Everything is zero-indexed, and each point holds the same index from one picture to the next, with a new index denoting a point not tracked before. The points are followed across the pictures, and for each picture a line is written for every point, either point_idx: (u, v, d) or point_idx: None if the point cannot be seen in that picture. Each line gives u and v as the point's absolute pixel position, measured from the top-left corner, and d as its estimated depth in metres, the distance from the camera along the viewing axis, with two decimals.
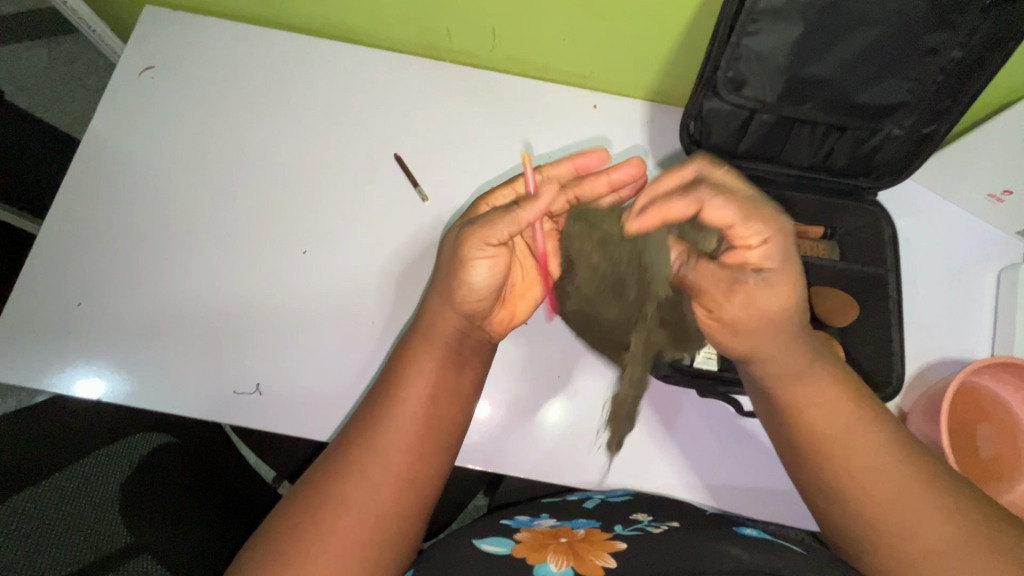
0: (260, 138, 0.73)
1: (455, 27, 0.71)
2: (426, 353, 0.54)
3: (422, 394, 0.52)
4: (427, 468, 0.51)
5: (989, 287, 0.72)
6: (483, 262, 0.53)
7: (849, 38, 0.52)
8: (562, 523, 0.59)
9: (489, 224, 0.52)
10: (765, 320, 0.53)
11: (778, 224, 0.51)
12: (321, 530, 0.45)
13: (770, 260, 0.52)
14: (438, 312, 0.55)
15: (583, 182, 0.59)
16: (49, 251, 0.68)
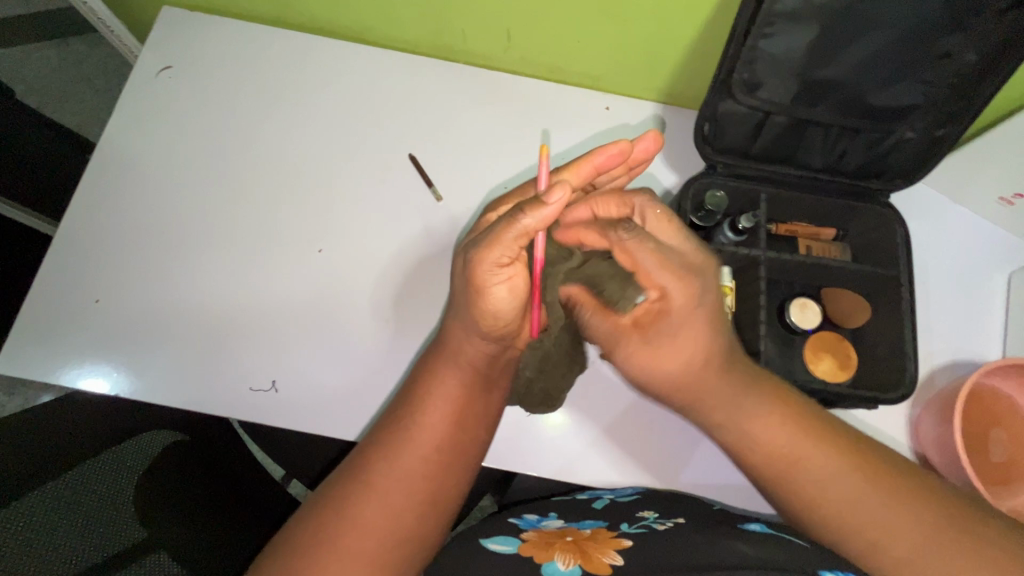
0: (275, 137, 0.74)
1: (470, 29, 0.72)
2: (450, 373, 0.53)
3: (444, 414, 0.52)
4: (447, 487, 0.51)
5: (1000, 290, 0.72)
6: (499, 286, 0.51)
7: (864, 41, 0.53)
8: (569, 524, 0.59)
9: (492, 245, 0.48)
10: (683, 380, 0.50)
11: (691, 287, 0.47)
12: (337, 541, 0.45)
13: (666, 317, 0.48)
14: (463, 337, 0.54)
15: (580, 162, 0.53)
16: (67, 249, 0.69)
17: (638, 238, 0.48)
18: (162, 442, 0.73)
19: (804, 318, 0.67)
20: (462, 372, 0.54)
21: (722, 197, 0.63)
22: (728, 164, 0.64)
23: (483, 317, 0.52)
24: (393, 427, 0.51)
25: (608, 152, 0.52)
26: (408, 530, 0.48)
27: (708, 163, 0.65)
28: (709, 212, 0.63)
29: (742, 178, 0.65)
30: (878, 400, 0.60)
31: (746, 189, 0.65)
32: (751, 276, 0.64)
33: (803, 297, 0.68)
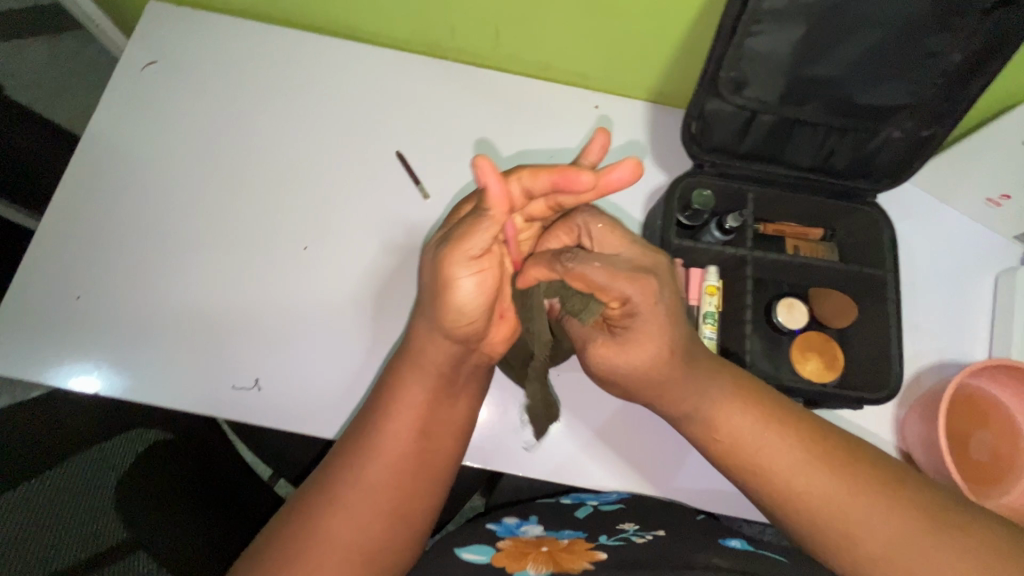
0: (262, 133, 0.73)
1: (459, 27, 0.71)
2: (415, 384, 0.53)
3: (409, 426, 0.52)
4: (414, 500, 0.51)
5: (986, 290, 0.72)
6: (466, 277, 0.50)
7: (850, 39, 0.52)
8: (547, 533, 0.59)
9: (459, 240, 0.48)
10: (636, 373, 0.51)
11: (647, 286, 0.48)
12: (304, 559, 0.46)
13: (630, 317, 0.49)
14: (426, 337, 0.53)
15: (544, 170, 0.47)
16: (50, 245, 0.68)
17: (586, 264, 0.48)
18: (144, 442, 0.72)
19: (792, 318, 0.67)
20: (426, 376, 0.53)
21: (709, 196, 0.63)
22: (717, 162, 0.64)
23: (448, 310, 0.51)
24: (372, 428, 0.51)
25: (572, 176, 0.45)
26: (377, 542, 0.49)
27: (696, 161, 0.64)
28: (695, 211, 0.63)
29: (730, 177, 0.64)
30: (864, 400, 0.60)
31: (735, 188, 0.65)
32: (738, 276, 0.65)
33: (790, 298, 0.68)
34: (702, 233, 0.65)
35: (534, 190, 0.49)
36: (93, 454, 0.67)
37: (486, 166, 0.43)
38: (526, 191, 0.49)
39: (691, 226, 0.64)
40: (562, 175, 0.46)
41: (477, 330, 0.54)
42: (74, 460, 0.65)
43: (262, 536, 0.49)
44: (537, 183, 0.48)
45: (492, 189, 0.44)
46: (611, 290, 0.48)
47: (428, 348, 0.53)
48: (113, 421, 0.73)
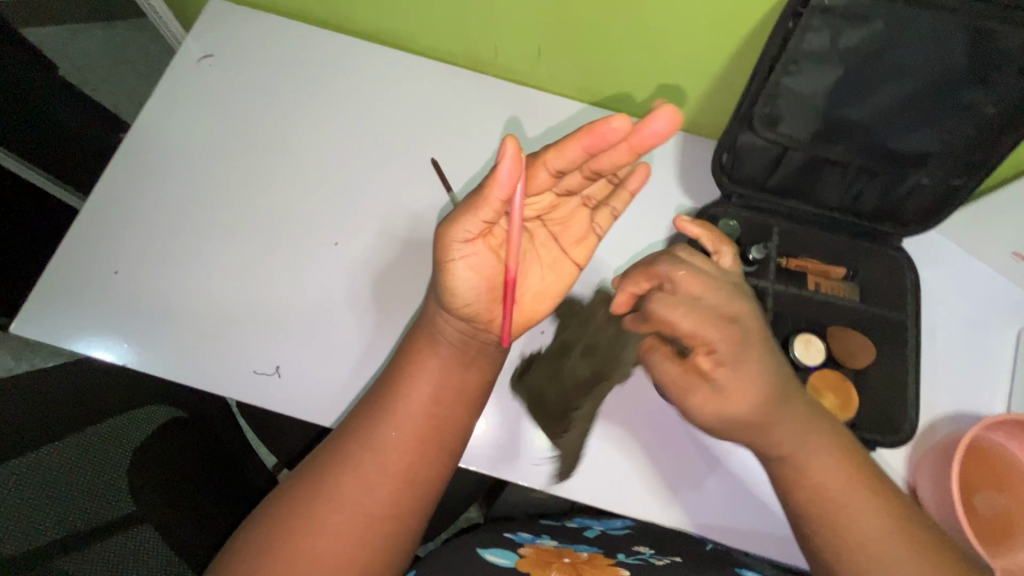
0: (304, 131, 0.76)
1: (501, 44, 0.74)
2: (428, 351, 0.55)
3: (423, 390, 0.54)
4: (426, 465, 0.52)
5: (1008, 344, 0.72)
6: (461, 262, 0.52)
7: (886, 85, 0.54)
8: (564, 546, 0.62)
9: (457, 218, 0.50)
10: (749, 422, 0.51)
11: (730, 331, 0.51)
12: (316, 515, 0.48)
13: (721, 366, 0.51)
14: (438, 316, 0.56)
15: (570, 139, 0.48)
16: (94, 223, 0.71)
17: (669, 311, 0.51)
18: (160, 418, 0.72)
19: (808, 355, 0.66)
20: (438, 349, 0.55)
21: (735, 226, 0.64)
22: (743, 194, 0.64)
23: (446, 293, 0.53)
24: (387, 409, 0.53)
25: (599, 132, 0.46)
26: (385, 506, 0.50)
27: (724, 192, 0.65)
28: None
29: (757, 210, 0.65)
30: (875, 442, 0.60)
31: (760, 221, 0.65)
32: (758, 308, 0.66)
33: (808, 334, 0.67)
34: None
35: (561, 168, 0.51)
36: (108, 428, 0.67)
37: (507, 150, 0.44)
38: (554, 171, 0.51)
39: None
40: (590, 135, 0.47)
41: (479, 316, 0.55)
42: (100, 426, 0.67)
43: (276, 494, 0.51)
44: (565, 160, 0.50)
45: (501, 166, 0.45)
46: (697, 334, 0.51)
47: (440, 324, 0.56)
48: (133, 391, 0.74)
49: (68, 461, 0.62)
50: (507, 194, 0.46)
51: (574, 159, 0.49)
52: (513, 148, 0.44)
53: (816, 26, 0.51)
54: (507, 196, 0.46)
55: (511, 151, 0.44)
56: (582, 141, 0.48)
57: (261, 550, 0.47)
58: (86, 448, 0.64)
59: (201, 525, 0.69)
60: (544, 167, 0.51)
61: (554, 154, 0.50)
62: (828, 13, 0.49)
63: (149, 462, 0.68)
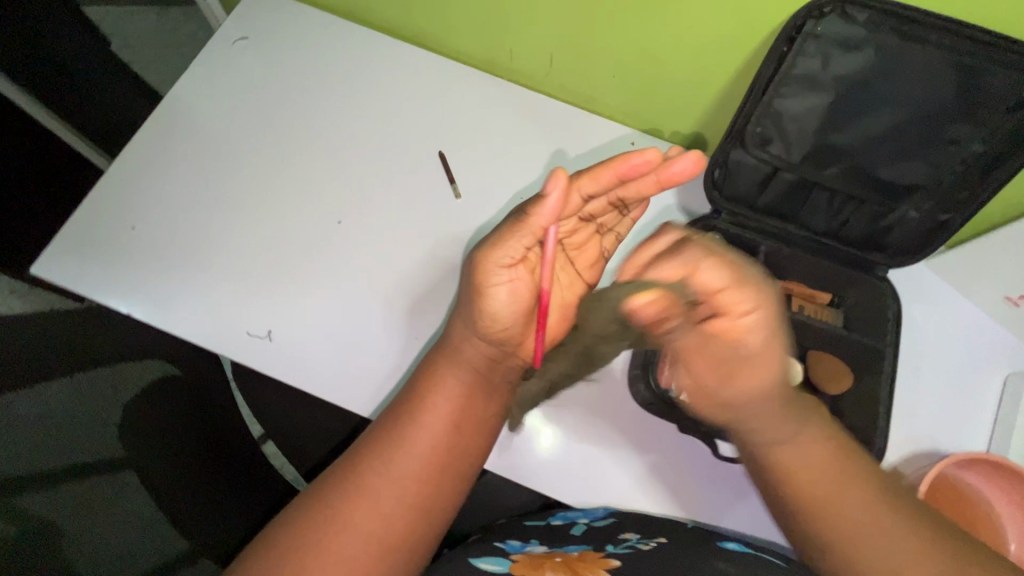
0: (323, 113, 0.80)
1: (517, 49, 0.77)
2: (451, 376, 0.57)
3: (442, 416, 0.55)
4: (437, 497, 0.53)
5: (995, 388, 0.71)
6: (500, 285, 0.56)
7: (876, 114, 0.55)
8: (552, 548, 0.59)
9: (500, 244, 0.55)
10: (761, 397, 0.51)
11: (761, 314, 0.52)
12: (325, 543, 0.48)
13: (751, 333, 0.52)
14: (464, 337, 0.58)
15: (604, 166, 0.53)
16: (117, 181, 0.75)
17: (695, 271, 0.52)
18: None
19: None
20: (460, 372, 0.57)
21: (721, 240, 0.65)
22: (733, 211, 0.66)
23: (481, 315, 0.57)
24: (396, 427, 0.54)
25: (630, 162, 0.52)
26: (396, 534, 0.51)
27: (714, 207, 0.67)
28: None
29: (745, 228, 0.67)
30: None
31: (747, 239, 0.67)
32: None
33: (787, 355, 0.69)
34: None
35: (593, 193, 0.55)
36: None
37: (556, 182, 0.50)
38: (585, 196, 0.55)
39: None
40: (624, 163, 0.52)
41: (511, 338, 0.59)
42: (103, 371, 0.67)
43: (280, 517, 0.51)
44: (597, 185, 0.54)
45: (551, 199, 0.52)
46: (714, 301, 0.52)
47: (463, 346, 0.58)
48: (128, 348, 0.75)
49: None
50: (552, 217, 0.53)
51: (608, 187, 0.54)
52: (561, 180, 0.51)
53: (809, 51, 0.53)
54: (552, 219, 0.53)
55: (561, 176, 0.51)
56: (615, 169, 0.53)
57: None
58: None
59: None
60: (577, 192, 0.54)
61: (586, 181, 0.54)
62: (821, 40, 0.52)
63: None
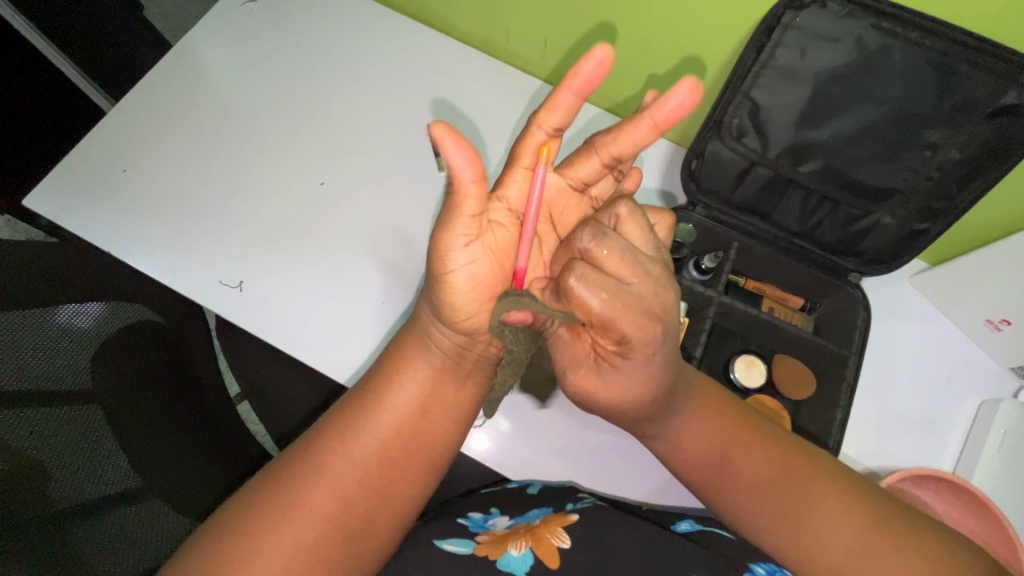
0: (320, 78, 0.81)
1: (513, 31, 0.78)
2: (421, 362, 0.55)
3: (408, 399, 0.54)
4: (399, 479, 0.53)
5: (966, 413, 0.69)
6: (460, 267, 0.50)
7: (851, 113, 0.55)
8: (515, 522, 0.58)
9: (446, 223, 0.48)
10: (618, 405, 0.51)
11: (651, 331, 0.45)
12: (282, 526, 0.47)
13: (623, 358, 0.48)
14: (430, 325, 0.55)
15: (557, 92, 0.47)
16: (115, 124, 0.78)
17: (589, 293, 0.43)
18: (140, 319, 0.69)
19: (749, 376, 0.67)
20: (432, 357, 0.56)
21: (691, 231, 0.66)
22: (708, 204, 0.67)
23: (446, 306, 0.52)
24: (361, 405, 0.53)
25: (580, 74, 0.46)
26: (360, 516, 0.50)
27: (690, 199, 0.67)
28: (677, 244, 0.67)
29: (720, 222, 0.68)
30: None
31: (721, 232, 0.68)
32: (701, 316, 0.67)
33: (753, 355, 0.69)
34: (682, 268, 0.69)
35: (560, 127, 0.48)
36: (81, 311, 0.62)
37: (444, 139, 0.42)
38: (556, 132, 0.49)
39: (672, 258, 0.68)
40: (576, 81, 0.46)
41: (479, 325, 0.54)
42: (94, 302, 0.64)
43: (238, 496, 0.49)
44: (565, 118, 0.48)
45: (457, 163, 0.43)
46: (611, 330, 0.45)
47: (433, 333, 0.55)
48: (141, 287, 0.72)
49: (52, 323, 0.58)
50: (475, 173, 0.45)
51: (568, 116, 0.48)
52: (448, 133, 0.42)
53: (787, 42, 0.52)
54: (473, 177, 0.44)
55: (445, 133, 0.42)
56: (573, 94, 0.47)
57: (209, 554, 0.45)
58: (76, 319, 0.61)
59: (155, 446, 0.64)
60: (541, 127, 0.49)
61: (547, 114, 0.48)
62: (800, 31, 0.51)
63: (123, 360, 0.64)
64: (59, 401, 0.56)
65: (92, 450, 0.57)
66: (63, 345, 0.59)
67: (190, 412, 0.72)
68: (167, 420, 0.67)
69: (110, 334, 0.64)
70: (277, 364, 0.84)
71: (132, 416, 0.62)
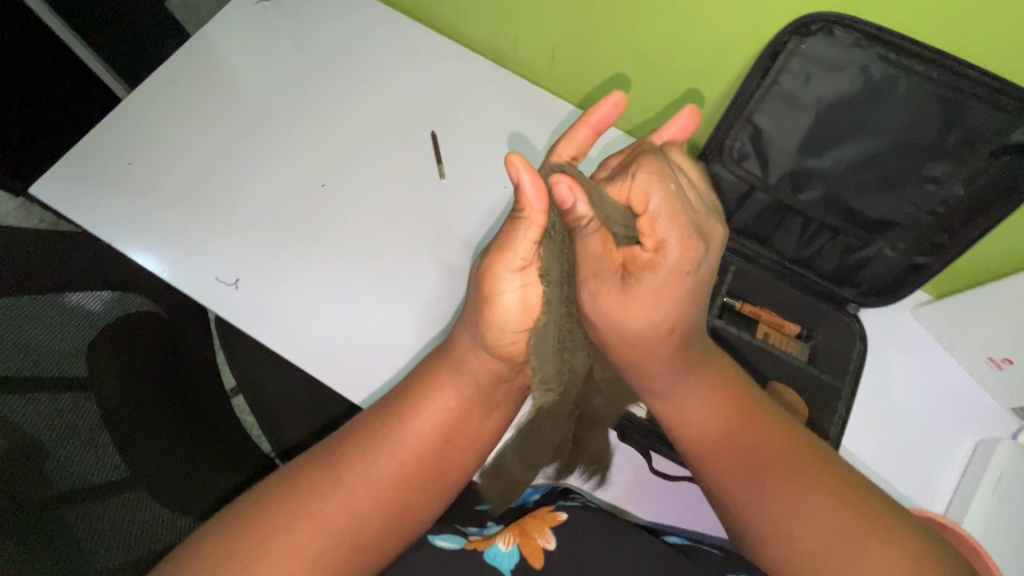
0: (328, 79, 0.82)
1: (521, 41, 0.78)
2: (451, 385, 0.56)
3: (433, 423, 0.55)
4: (417, 503, 0.53)
5: (961, 451, 0.67)
6: (510, 292, 0.54)
7: (852, 142, 0.54)
8: (508, 525, 0.59)
9: (508, 248, 0.52)
10: (632, 336, 0.51)
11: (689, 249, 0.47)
12: (290, 533, 0.47)
13: (650, 273, 0.48)
14: (470, 351, 0.57)
15: (575, 125, 0.51)
16: (124, 116, 0.79)
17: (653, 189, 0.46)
18: (137, 309, 0.70)
19: None
20: (462, 383, 0.56)
21: None
22: None
23: (494, 328, 0.55)
24: (388, 416, 0.54)
25: (601, 113, 0.51)
26: (366, 533, 0.50)
27: None
28: None
29: None
30: None
31: (718, 255, 0.68)
32: None
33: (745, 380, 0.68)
34: None
35: (575, 155, 0.53)
36: (82, 303, 0.62)
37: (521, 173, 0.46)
38: (571, 158, 0.53)
39: None
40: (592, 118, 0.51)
41: (521, 348, 0.57)
42: (95, 292, 0.65)
43: (250, 499, 0.49)
44: (581, 147, 0.53)
45: (525, 185, 0.47)
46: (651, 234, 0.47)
47: (469, 358, 0.57)
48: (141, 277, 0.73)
49: (51, 309, 0.59)
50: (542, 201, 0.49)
51: (588, 146, 0.52)
52: (523, 163, 0.46)
53: (791, 68, 0.52)
54: (542, 203, 0.48)
55: (521, 167, 0.46)
56: (592, 128, 0.51)
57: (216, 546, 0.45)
58: (74, 307, 0.61)
59: (147, 438, 0.63)
60: (559, 157, 0.53)
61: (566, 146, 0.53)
62: (805, 58, 0.51)
63: (118, 350, 0.64)
64: (54, 386, 0.55)
65: (87, 438, 0.56)
66: (62, 331, 0.58)
67: (187, 407, 0.72)
68: (163, 412, 0.67)
69: (109, 323, 0.65)
70: (271, 361, 0.84)
71: (128, 406, 0.62)
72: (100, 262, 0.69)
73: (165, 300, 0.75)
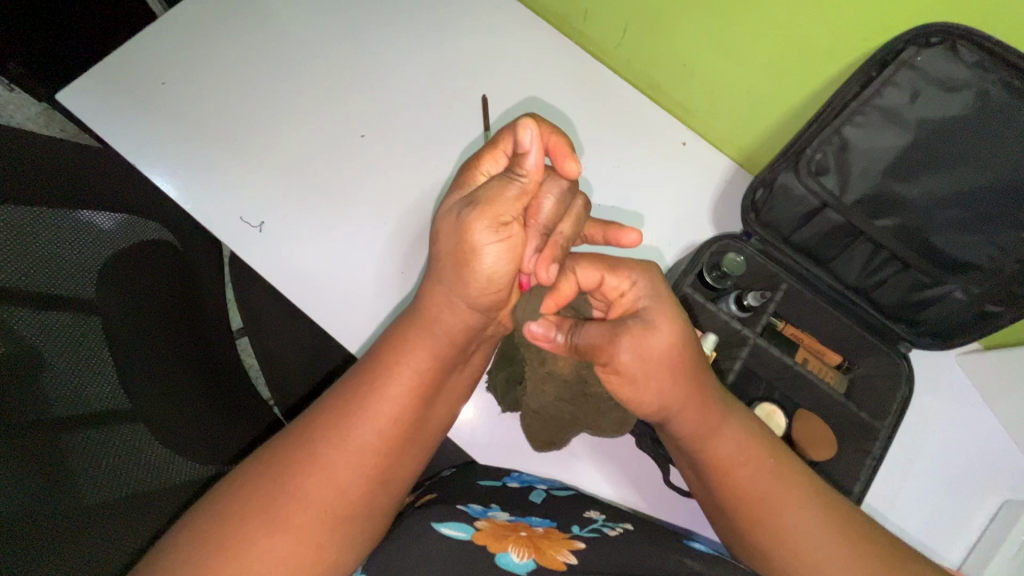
0: (378, 22, 0.76)
1: (592, 11, 0.72)
2: (418, 345, 0.52)
3: (404, 386, 0.50)
4: (394, 468, 0.51)
5: (984, 511, 0.64)
6: (492, 244, 0.49)
7: (948, 173, 0.50)
8: (516, 519, 0.53)
9: (490, 200, 0.48)
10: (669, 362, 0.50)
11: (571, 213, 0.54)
12: (275, 513, 0.45)
13: (642, 301, 0.52)
14: (444, 303, 0.52)
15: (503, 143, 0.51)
16: (161, 32, 0.74)
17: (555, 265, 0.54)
18: (146, 234, 0.64)
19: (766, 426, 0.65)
20: (434, 343, 0.52)
21: (740, 265, 0.63)
22: (764, 238, 0.62)
23: (473, 274, 0.50)
24: (358, 386, 0.50)
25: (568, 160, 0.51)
26: (353, 505, 0.48)
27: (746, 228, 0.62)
28: (723, 274, 0.63)
29: (771, 259, 0.64)
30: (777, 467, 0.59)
31: (771, 270, 0.64)
32: (733, 353, 0.65)
33: (774, 405, 0.65)
34: (721, 299, 0.66)
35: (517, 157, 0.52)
36: (91, 220, 0.57)
37: (526, 130, 0.47)
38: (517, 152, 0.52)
39: (712, 287, 0.65)
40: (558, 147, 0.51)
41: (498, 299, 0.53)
42: (103, 212, 0.59)
43: (230, 481, 0.46)
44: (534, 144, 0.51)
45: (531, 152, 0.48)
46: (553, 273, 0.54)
47: (442, 315, 0.52)
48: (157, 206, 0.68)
49: (57, 228, 0.53)
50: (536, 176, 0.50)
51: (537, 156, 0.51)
52: (533, 128, 0.47)
53: (899, 81, 0.47)
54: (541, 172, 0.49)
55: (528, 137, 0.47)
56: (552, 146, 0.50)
57: (205, 529, 0.43)
58: (81, 227, 0.56)
59: (154, 371, 0.60)
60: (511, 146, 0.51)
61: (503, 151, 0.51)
62: (917, 71, 0.46)
63: (128, 278, 0.60)
64: (54, 303, 0.52)
65: (91, 365, 0.53)
66: (68, 249, 0.54)
67: (190, 344, 0.67)
68: (171, 349, 0.63)
69: (122, 246, 0.60)
70: (282, 309, 0.81)
71: (132, 339, 0.58)
72: (117, 182, 0.65)
73: (179, 233, 0.71)
